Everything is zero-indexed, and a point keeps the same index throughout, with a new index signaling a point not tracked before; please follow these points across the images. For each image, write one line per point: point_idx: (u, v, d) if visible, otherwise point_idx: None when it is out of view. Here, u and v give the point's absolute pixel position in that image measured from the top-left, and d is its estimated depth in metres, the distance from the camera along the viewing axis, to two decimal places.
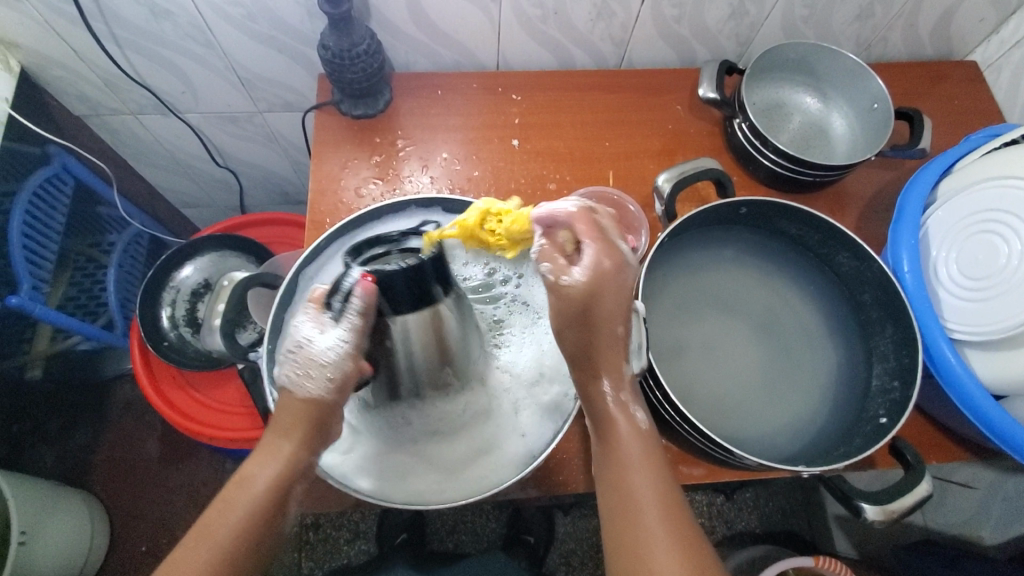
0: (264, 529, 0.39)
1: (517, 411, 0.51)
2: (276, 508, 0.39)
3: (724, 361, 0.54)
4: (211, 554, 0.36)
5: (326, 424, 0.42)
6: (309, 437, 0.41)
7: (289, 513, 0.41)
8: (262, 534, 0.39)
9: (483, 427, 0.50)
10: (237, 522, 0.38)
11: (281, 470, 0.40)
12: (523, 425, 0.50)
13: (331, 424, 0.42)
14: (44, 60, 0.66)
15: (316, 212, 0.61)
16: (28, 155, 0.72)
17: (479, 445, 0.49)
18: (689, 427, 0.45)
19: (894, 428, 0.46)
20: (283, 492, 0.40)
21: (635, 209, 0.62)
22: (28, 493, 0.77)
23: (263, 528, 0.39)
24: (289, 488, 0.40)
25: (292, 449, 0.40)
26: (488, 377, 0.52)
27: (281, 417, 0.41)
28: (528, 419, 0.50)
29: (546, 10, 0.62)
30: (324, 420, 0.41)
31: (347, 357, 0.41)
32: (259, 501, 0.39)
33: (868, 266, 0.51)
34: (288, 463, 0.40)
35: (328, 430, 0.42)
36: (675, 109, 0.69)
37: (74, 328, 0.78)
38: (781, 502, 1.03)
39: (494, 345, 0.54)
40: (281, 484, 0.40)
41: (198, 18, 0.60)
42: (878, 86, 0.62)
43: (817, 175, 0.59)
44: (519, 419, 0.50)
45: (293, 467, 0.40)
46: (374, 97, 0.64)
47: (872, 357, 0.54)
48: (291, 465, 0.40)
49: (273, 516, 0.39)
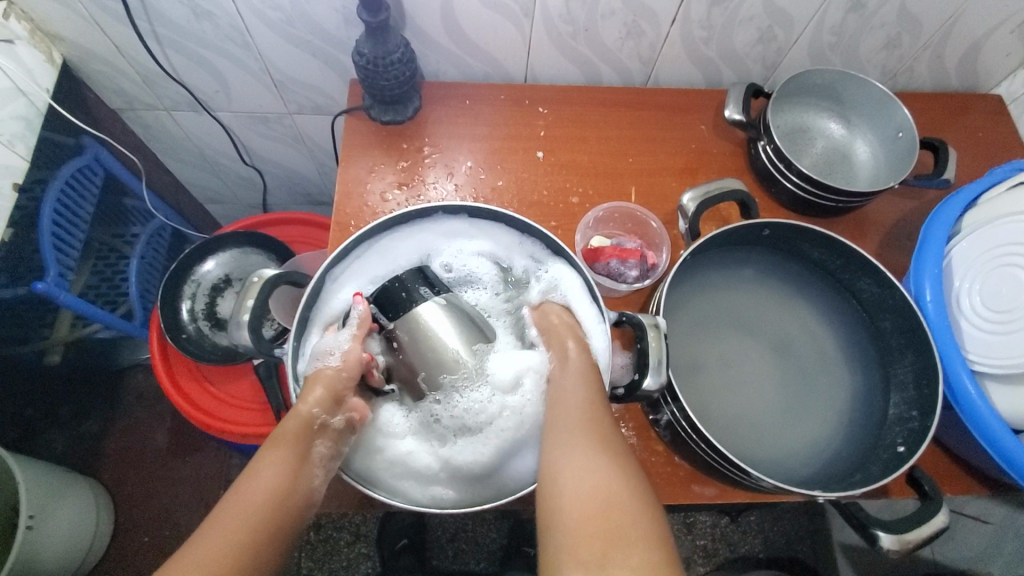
0: (297, 485, 0.42)
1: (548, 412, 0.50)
2: (303, 464, 0.43)
3: (740, 381, 0.54)
4: (250, 506, 0.39)
5: (338, 388, 0.47)
6: (324, 397, 0.46)
7: (319, 476, 0.44)
8: (294, 491, 0.42)
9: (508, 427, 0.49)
10: (272, 478, 0.41)
11: (299, 426, 0.44)
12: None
13: (345, 392, 0.48)
14: (86, 54, 0.68)
15: (341, 214, 0.62)
16: (63, 145, 0.73)
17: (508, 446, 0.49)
18: (708, 447, 0.45)
19: (912, 458, 0.45)
20: (307, 449, 0.44)
21: (656, 226, 0.64)
22: (40, 477, 0.78)
23: (296, 483, 0.42)
24: (311, 446, 0.44)
25: (308, 408, 0.45)
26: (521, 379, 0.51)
27: (311, 388, 0.46)
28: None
29: (577, 27, 0.63)
30: (336, 389, 0.47)
31: (352, 341, 0.49)
32: (287, 457, 0.42)
33: (890, 294, 0.52)
34: (304, 418, 0.44)
35: (343, 401, 0.48)
36: (699, 129, 0.69)
37: (95, 316, 0.79)
38: (786, 527, 1.01)
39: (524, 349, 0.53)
40: (303, 439, 0.44)
41: (238, 20, 0.62)
42: (904, 114, 0.62)
43: (839, 200, 0.59)
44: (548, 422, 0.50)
45: (308, 425, 0.44)
46: (404, 104, 0.65)
47: (890, 385, 0.54)
48: (308, 421, 0.44)
49: (301, 473, 0.43)
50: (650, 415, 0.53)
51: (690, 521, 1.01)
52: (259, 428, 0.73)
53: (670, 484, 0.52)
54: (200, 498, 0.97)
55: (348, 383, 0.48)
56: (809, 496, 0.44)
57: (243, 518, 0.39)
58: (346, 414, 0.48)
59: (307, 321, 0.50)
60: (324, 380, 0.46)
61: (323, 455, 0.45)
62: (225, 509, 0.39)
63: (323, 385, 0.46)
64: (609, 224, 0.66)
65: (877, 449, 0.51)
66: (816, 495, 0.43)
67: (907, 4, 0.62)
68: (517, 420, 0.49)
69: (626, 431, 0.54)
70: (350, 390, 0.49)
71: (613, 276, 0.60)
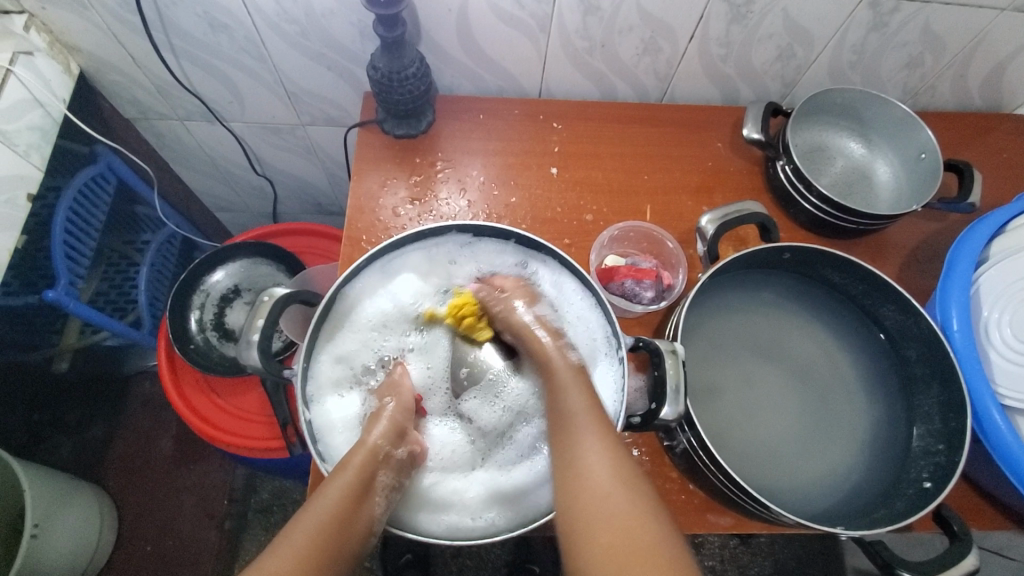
0: (357, 515, 0.42)
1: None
2: (365, 494, 0.43)
3: (760, 407, 0.53)
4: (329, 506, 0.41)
5: (401, 421, 0.48)
6: (388, 431, 0.46)
7: (378, 506, 0.43)
8: (353, 522, 0.41)
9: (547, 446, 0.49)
10: (339, 493, 0.41)
11: (364, 457, 0.44)
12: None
13: (406, 424, 0.48)
14: (102, 64, 0.68)
15: (352, 228, 0.61)
16: (78, 153, 0.73)
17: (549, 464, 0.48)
18: (727, 479, 0.43)
19: (940, 497, 0.44)
20: (371, 481, 0.43)
21: (672, 246, 0.63)
22: (47, 484, 0.77)
23: (357, 510, 0.42)
24: (374, 477, 0.44)
25: (375, 439, 0.45)
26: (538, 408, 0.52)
27: (376, 418, 0.47)
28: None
29: (594, 43, 0.62)
30: (401, 422, 0.48)
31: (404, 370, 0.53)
32: (349, 484, 0.42)
33: (914, 321, 0.50)
34: (370, 449, 0.44)
35: (405, 434, 0.48)
36: (715, 147, 0.68)
37: (104, 325, 0.78)
38: (797, 550, 0.99)
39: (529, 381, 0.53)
40: (367, 470, 0.43)
41: (252, 32, 0.62)
42: (927, 135, 0.61)
43: (861, 223, 0.58)
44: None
45: (374, 455, 0.44)
46: (417, 118, 0.65)
47: (914, 417, 0.52)
48: (372, 452, 0.44)
49: (363, 502, 0.42)
50: (665, 441, 0.52)
51: (700, 540, 0.99)
52: (265, 442, 0.73)
53: (684, 512, 0.51)
54: (204, 507, 0.97)
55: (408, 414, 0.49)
56: (831, 533, 0.42)
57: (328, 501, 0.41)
58: (409, 447, 0.48)
59: (318, 343, 0.49)
60: (387, 416, 0.47)
61: (385, 485, 0.44)
62: (294, 529, 0.40)
63: (386, 420, 0.47)
64: (624, 243, 0.65)
65: (902, 483, 0.50)
66: (838, 531, 0.42)
67: (931, 23, 0.61)
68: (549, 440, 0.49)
69: (639, 455, 0.52)
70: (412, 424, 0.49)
71: (628, 296, 0.58)
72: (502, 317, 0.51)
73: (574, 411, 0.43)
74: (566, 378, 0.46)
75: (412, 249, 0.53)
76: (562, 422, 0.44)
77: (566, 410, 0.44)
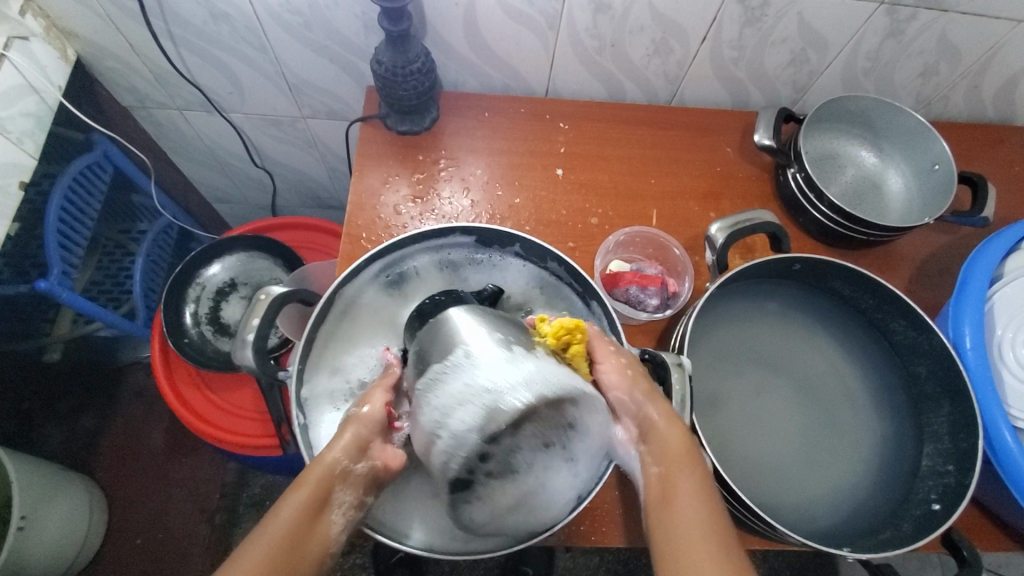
0: (313, 536, 0.38)
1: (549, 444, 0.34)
2: (318, 515, 0.38)
3: (765, 420, 0.52)
4: (279, 531, 0.36)
5: (365, 435, 0.42)
6: (349, 444, 0.41)
7: (334, 526, 0.39)
8: (306, 543, 0.37)
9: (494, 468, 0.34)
10: (291, 510, 0.37)
11: (321, 473, 0.39)
12: (577, 460, 0.37)
13: (372, 440, 0.42)
14: (100, 51, 0.66)
15: (352, 225, 0.60)
16: (74, 141, 0.72)
17: (516, 487, 0.34)
18: (730, 495, 0.42)
19: (949, 521, 0.43)
20: (325, 498, 0.39)
21: (679, 253, 0.62)
22: (34, 476, 0.76)
23: (310, 529, 0.38)
24: (330, 493, 0.39)
25: (333, 453, 0.40)
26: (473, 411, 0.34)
27: (336, 437, 0.41)
28: (588, 452, 0.38)
29: (603, 42, 0.61)
30: (363, 440, 0.41)
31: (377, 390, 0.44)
32: (303, 501, 0.38)
33: (927, 338, 0.49)
34: (327, 464, 0.40)
35: (368, 448, 0.42)
36: (724, 151, 0.67)
37: (97, 316, 0.77)
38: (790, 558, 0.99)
39: (473, 370, 0.37)
40: (322, 486, 0.39)
41: (254, 21, 0.60)
42: (941, 147, 0.60)
43: (872, 234, 0.57)
44: (556, 448, 0.35)
45: (329, 471, 0.39)
46: (421, 114, 0.63)
47: (922, 434, 0.51)
48: (328, 468, 0.39)
49: (318, 519, 0.38)
50: None
51: None
52: (258, 440, 0.71)
53: None
54: (195, 501, 0.96)
55: (374, 431, 0.42)
56: (837, 554, 0.41)
57: (274, 532, 0.36)
58: (372, 462, 0.41)
59: (313, 343, 0.48)
60: (349, 426, 0.42)
61: (343, 502, 0.40)
62: (247, 548, 0.36)
63: (348, 433, 0.41)
64: (630, 248, 0.64)
65: (908, 503, 0.49)
66: (843, 554, 0.41)
67: (948, 32, 0.60)
68: (501, 456, 0.34)
69: None
70: (378, 436, 0.43)
71: (632, 303, 0.57)
72: (625, 381, 0.42)
73: (685, 521, 0.37)
74: (688, 478, 0.38)
75: (413, 252, 0.52)
76: (667, 533, 0.37)
77: (676, 516, 0.37)
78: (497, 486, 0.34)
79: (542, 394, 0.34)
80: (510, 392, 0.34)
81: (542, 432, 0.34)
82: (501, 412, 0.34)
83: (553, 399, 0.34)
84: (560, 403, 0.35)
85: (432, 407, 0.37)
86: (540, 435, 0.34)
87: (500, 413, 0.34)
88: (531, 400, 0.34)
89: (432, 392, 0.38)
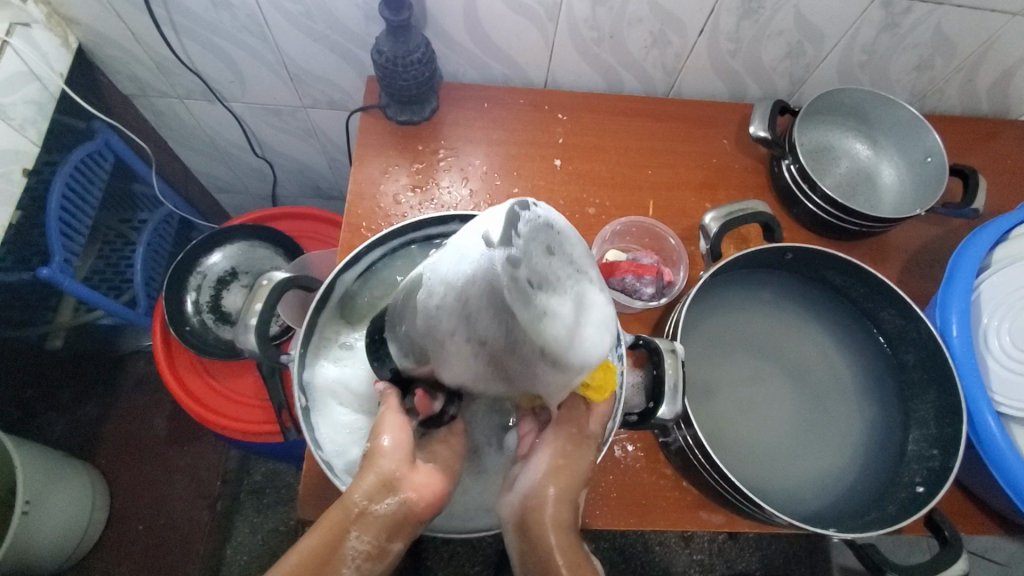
0: None
1: (557, 244, 0.34)
2: (328, 566, 0.35)
3: (756, 407, 0.53)
4: None
5: (390, 471, 0.38)
6: (369, 483, 0.37)
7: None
8: None
9: (531, 283, 0.33)
10: (297, 559, 0.34)
11: (336, 517, 0.36)
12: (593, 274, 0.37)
13: (398, 473, 0.38)
14: (101, 38, 0.66)
15: (353, 214, 0.61)
16: (75, 129, 0.72)
17: (568, 295, 0.33)
18: (720, 476, 0.43)
19: (934, 501, 0.44)
20: (338, 544, 0.36)
21: (675, 243, 0.63)
22: (38, 460, 0.77)
23: None
24: (343, 541, 0.36)
25: (351, 495, 0.37)
26: (468, 263, 0.34)
27: (359, 474, 0.38)
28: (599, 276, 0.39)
29: (602, 33, 0.62)
30: (387, 477, 0.37)
31: (389, 408, 0.41)
32: (313, 547, 0.35)
33: (915, 326, 0.50)
34: (345, 505, 0.37)
35: (395, 485, 0.37)
36: (721, 143, 0.68)
37: (98, 303, 0.77)
38: (783, 546, 1.01)
39: (446, 254, 0.37)
40: (336, 531, 0.36)
41: (256, 11, 0.60)
42: (934, 140, 0.61)
43: (864, 224, 0.58)
44: (568, 259, 0.34)
45: (345, 513, 0.36)
46: (421, 104, 0.64)
47: (909, 420, 0.52)
48: (344, 511, 0.36)
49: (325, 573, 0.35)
50: (660, 438, 0.52)
51: (689, 534, 1.01)
52: (260, 427, 0.72)
53: (676, 509, 0.52)
54: (196, 487, 0.97)
55: (404, 465, 0.38)
56: (823, 534, 0.42)
57: None
58: (398, 499, 0.37)
59: (314, 329, 0.48)
60: (375, 461, 0.38)
61: (356, 550, 0.36)
62: None
63: (372, 469, 0.38)
64: (626, 238, 0.65)
65: (894, 486, 0.50)
66: (829, 534, 0.42)
67: (942, 25, 0.60)
68: (524, 262, 0.33)
69: (634, 452, 0.53)
70: (408, 471, 0.38)
71: (629, 292, 0.58)
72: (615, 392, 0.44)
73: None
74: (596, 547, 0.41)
75: (415, 243, 0.52)
76: None
77: None
78: (549, 298, 0.33)
79: (506, 204, 0.34)
80: (486, 219, 0.34)
81: (541, 234, 0.33)
82: (492, 230, 0.33)
83: (520, 206, 0.34)
84: (527, 205, 0.34)
85: (447, 292, 0.36)
86: (539, 242, 0.33)
87: (490, 233, 0.33)
88: (505, 210, 0.33)
89: (438, 288, 0.37)
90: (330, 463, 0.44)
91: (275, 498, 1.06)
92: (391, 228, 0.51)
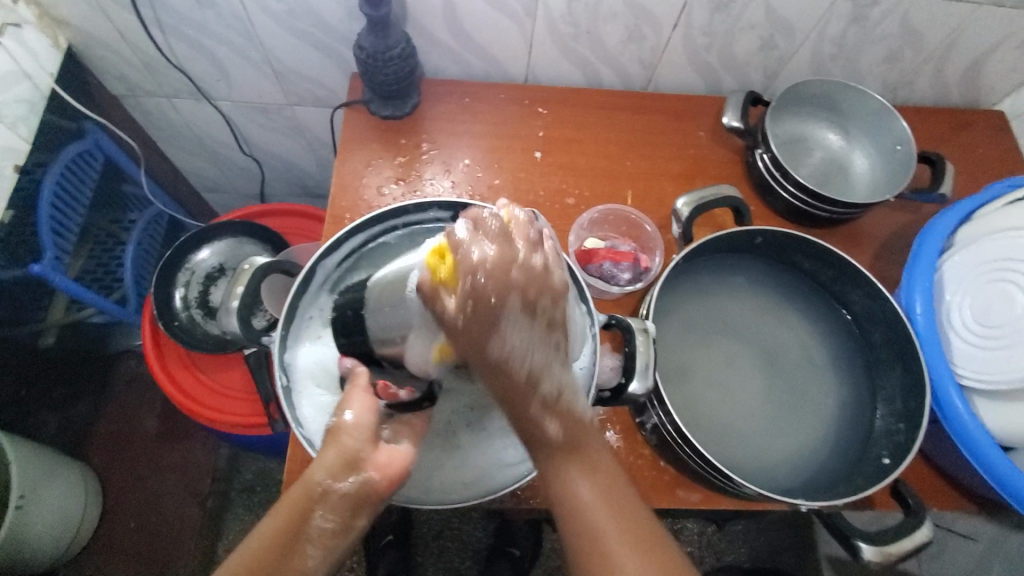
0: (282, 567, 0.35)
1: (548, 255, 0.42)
2: (293, 543, 0.36)
3: (730, 387, 0.54)
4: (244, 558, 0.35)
5: (352, 450, 0.38)
6: (330, 461, 0.38)
7: (310, 557, 0.36)
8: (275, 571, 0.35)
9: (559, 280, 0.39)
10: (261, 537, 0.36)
11: (299, 496, 0.37)
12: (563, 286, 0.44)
13: (360, 451, 0.38)
14: (89, 39, 0.68)
15: (336, 207, 0.62)
16: (64, 128, 0.73)
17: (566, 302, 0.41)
18: (692, 452, 0.45)
19: (896, 471, 0.46)
20: (301, 522, 0.37)
21: (651, 230, 0.64)
22: (31, 456, 0.77)
23: (278, 558, 0.35)
24: (307, 520, 0.37)
25: (313, 475, 0.37)
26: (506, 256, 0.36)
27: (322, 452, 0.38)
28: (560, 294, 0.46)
29: (579, 29, 0.63)
30: (348, 455, 0.38)
31: (353, 389, 0.40)
32: (276, 527, 0.36)
33: (881, 306, 0.51)
34: (307, 485, 0.37)
35: (358, 464, 0.38)
36: (698, 135, 0.69)
37: (90, 300, 0.78)
38: (771, 537, 1.02)
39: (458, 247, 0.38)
40: (299, 510, 0.37)
41: (240, 9, 0.62)
42: (902, 128, 0.62)
43: (835, 211, 0.59)
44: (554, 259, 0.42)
45: (306, 494, 0.37)
46: (403, 99, 0.65)
47: (878, 398, 0.54)
48: (304, 490, 0.37)
49: (287, 551, 0.36)
50: (637, 418, 0.53)
51: (678, 527, 1.02)
52: (247, 419, 0.73)
53: (653, 488, 0.53)
54: (187, 485, 0.97)
55: (367, 444, 0.38)
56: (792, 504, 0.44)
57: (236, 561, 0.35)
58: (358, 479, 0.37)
59: (294, 313, 0.49)
60: (337, 440, 0.38)
61: (322, 529, 0.37)
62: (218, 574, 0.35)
63: (333, 447, 0.38)
64: (605, 226, 0.66)
65: (863, 461, 0.51)
66: (796, 503, 0.43)
67: (909, 17, 0.62)
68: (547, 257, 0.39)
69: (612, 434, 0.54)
70: (371, 449, 0.38)
71: (606, 278, 0.59)
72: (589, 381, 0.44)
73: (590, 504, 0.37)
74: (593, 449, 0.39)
75: (395, 229, 0.53)
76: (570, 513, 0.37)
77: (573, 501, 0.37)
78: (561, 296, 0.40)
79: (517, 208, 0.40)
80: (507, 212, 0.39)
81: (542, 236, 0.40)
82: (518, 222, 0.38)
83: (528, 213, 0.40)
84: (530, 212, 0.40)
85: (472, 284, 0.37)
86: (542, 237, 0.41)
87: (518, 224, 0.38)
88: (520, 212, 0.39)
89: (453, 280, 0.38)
90: (311, 440, 0.46)
91: (266, 496, 1.07)
92: (371, 214, 0.52)
